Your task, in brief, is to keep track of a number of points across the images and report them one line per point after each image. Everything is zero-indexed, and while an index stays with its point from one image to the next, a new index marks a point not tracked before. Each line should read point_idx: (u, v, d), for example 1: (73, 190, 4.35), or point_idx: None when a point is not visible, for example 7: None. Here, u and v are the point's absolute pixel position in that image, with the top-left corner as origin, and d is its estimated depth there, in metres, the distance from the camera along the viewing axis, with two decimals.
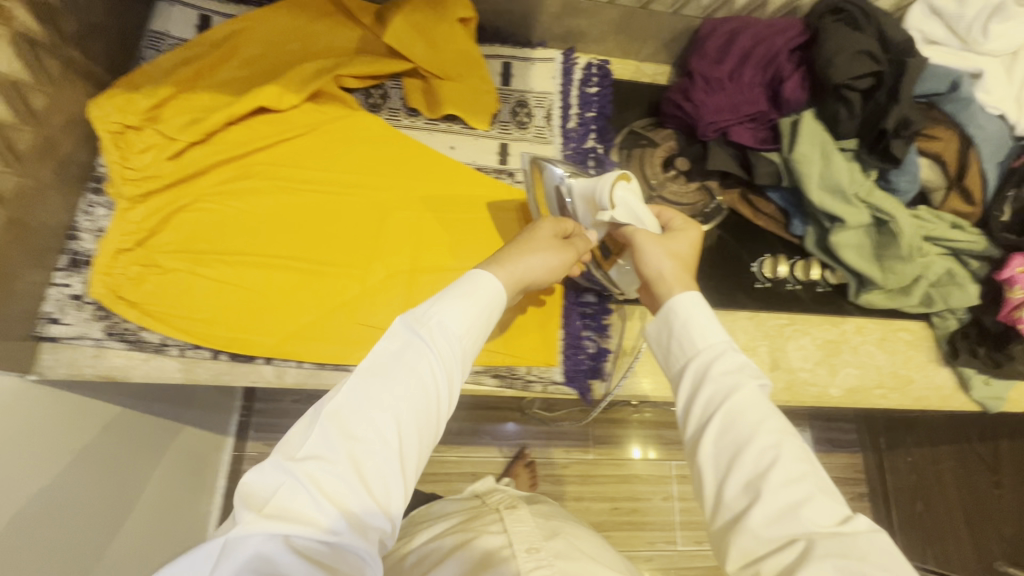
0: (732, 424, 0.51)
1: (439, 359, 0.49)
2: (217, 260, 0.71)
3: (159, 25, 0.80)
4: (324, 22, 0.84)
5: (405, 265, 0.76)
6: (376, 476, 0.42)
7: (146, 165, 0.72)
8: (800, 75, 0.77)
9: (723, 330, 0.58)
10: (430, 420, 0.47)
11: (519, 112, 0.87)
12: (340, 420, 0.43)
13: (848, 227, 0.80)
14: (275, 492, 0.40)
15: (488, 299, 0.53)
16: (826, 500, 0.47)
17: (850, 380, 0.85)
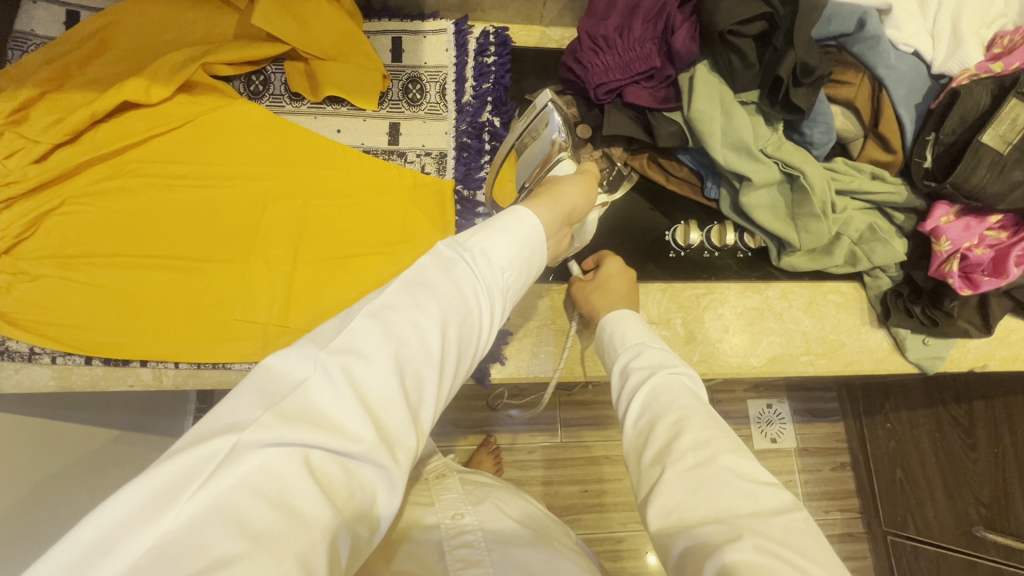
0: (650, 404, 0.50)
1: (488, 284, 0.43)
2: (89, 263, 0.70)
3: (24, 25, 0.78)
4: (198, 9, 0.81)
5: (289, 254, 0.73)
6: (414, 394, 0.37)
7: (10, 170, 0.70)
8: (692, 24, 0.71)
9: (646, 331, 0.59)
10: (466, 348, 0.42)
11: (411, 89, 0.83)
12: (384, 323, 0.38)
13: (757, 186, 0.75)
14: (300, 385, 0.34)
15: (534, 235, 0.48)
16: (743, 469, 0.43)
17: (773, 349, 0.80)
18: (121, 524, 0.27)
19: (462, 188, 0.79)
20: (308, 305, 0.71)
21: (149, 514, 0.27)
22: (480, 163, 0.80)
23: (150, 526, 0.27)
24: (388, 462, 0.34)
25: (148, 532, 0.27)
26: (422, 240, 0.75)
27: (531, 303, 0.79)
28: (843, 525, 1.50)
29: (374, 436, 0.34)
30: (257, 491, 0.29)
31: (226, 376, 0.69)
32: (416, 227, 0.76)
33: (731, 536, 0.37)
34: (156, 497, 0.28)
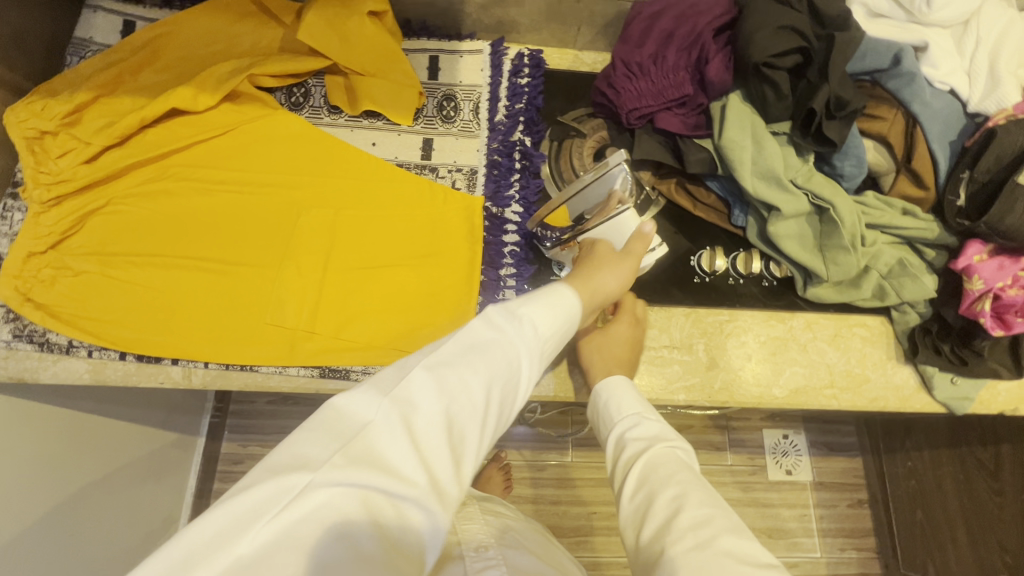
0: (646, 478, 0.54)
1: (534, 344, 0.46)
2: (129, 262, 0.72)
3: (83, 32, 0.82)
4: (245, 22, 0.84)
5: (321, 263, 0.75)
6: (458, 447, 0.40)
7: (61, 170, 0.73)
8: (727, 54, 0.72)
9: (640, 401, 0.64)
10: (508, 405, 0.45)
11: (445, 106, 0.86)
12: (440, 377, 0.41)
13: (785, 216, 0.75)
14: (365, 429, 0.37)
15: (574, 308, 0.51)
16: (742, 547, 0.46)
17: (796, 380, 0.79)
18: (201, 545, 0.31)
19: (491, 205, 0.80)
20: (338, 313, 0.73)
21: (229, 536, 0.31)
22: (510, 181, 0.82)
23: (229, 547, 0.31)
24: (434, 514, 0.37)
25: (219, 557, 0.30)
26: (450, 254, 0.76)
27: None
28: (859, 566, 1.47)
29: (422, 488, 0.36)
30: (314, 531, 0.32)
31: (251, 377, 0.70)
32: (445, 241, 0.77)
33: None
34: (235, 521, 0.32)
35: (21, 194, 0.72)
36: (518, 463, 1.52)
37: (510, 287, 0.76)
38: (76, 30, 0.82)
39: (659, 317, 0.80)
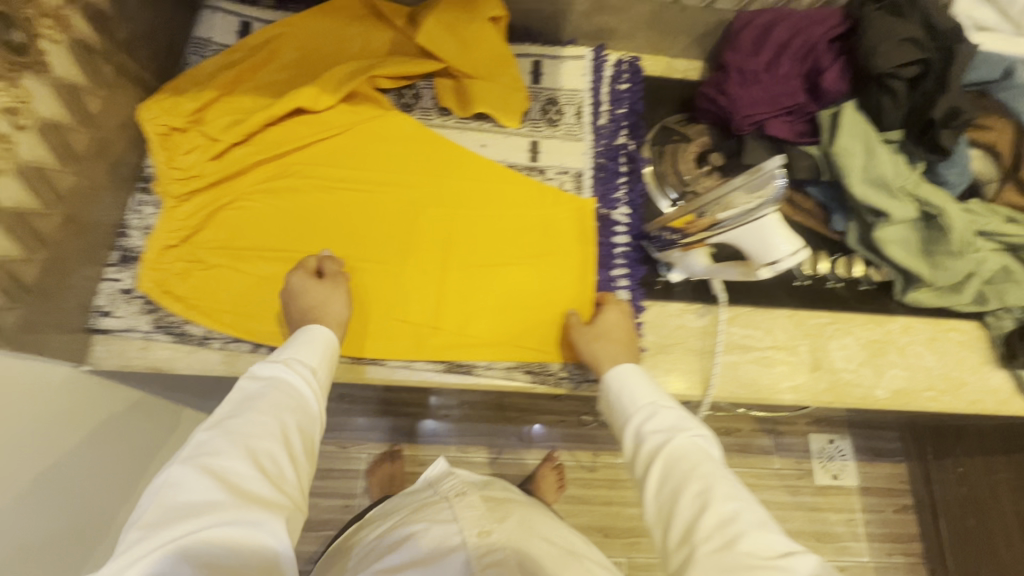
0: (668, 474, 0.55)
1: (303, 380, 0.59)
2: (258, 257, 0.74)
3: (203, 32, 0.84)
4: (357, 25, 0.86)
5: (441, 261, 0.76)
6: (275, 473, 0.51)
7: (190, 165, 0.75)
8: (842, 65, 0.75)
9: (651, 388, 0.64)
10: (309, 429, 0.56)
11: (549, 110, 0.87)
12: (221, 430, 0.51)
13: (893, 222, 0.77)
14: (162, 491, 0.47)
15: (326, 344, 0.64)
16: (766, 538, 0.49)
17: (897, 382, 0.81)
18: None
19: (600, 207, 0.82)
20: (461, 310, 0.74)
21: None
22: (617, 184, 0.84)
23: None
24: (274, 521, 0.47)
25: None
26: (566, 254, 0.78)
27: (664, 321, 0.80)
28: (905, 569, 1.52)
29: (249, 507, 0.47)
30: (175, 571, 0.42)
31: (379, 371, 0.72)
32: (560, 242, 0.79)
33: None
34: None
35: (156, 189, 0.74)
36: (571, 463, 1.54)
37: (623, 287, 0.79)
38: (195, 29, 0.84)
39: (763, 319, 0.82)
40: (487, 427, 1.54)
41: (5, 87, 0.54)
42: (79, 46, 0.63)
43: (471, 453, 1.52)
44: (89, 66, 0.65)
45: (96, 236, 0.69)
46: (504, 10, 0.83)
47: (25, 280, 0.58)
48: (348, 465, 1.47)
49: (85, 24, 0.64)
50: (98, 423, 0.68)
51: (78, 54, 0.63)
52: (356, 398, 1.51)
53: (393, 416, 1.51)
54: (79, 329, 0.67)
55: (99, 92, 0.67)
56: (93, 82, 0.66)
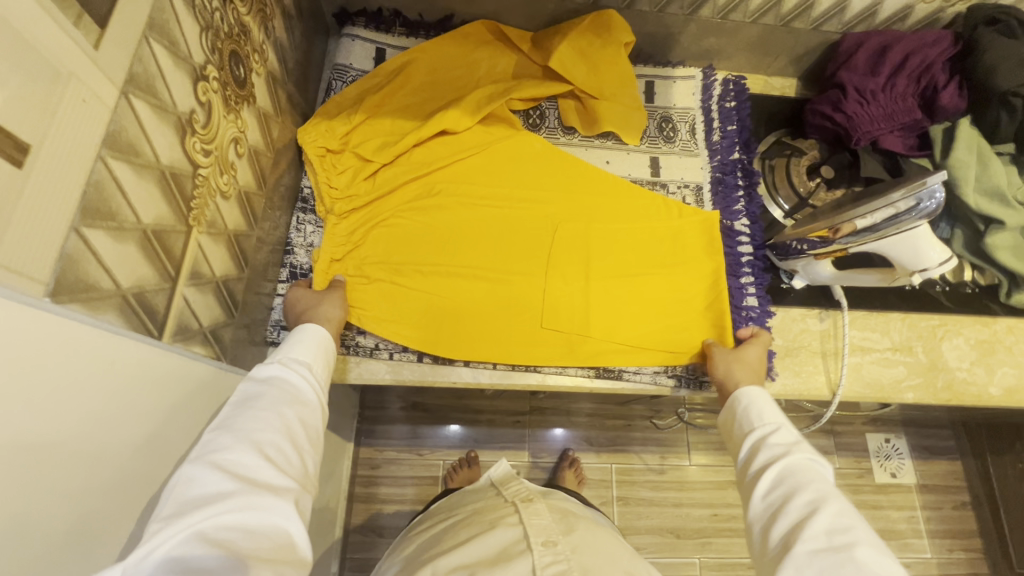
0: (781, 479, 0.57)
1: (301, 376, 0.57)
2: (413, 270, 0.78)
3: (343, 58, 0.88)
4: (483, 49, 0.90)
5: (582, 272, 0.81)
6: (282, 461, 0.49)
7: (346, 185, 0.80)
8: (956, 84, 0.80)
9: (779, 411, 0.65)
10: (310, 425, 0.54)
11: (665, 127, 0.92)
12: (227, 427, 0.49)
13: (1006, 229, 0.81)
14: (179, 485, 0.43)
15: (321, 341, 0.63)
16: (883, 562, 0.48)
17: (1009, 380, 0.85)
18: None
19: (722, 219, 0.87)
20: (607, 315, 0.79)
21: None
22: (736, 197, 0.88)
23: None
24: (284, 504, 0.46)
25: None
26: (698, 261, 0.83)
27: (788, 325, 0.84)
28: (968, 565, 1.57)
29: (260, 491, 0.45)
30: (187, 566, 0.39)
31: (533, 378, 0.77)
32: (692, 250, 0.83)
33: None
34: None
35: (319, 208, 0.80)
36: (641, 466, 1.57)
37: (751, 294, 0.84)
38: (335, 56, 0.88)
39: (878, 322, 0.86)
40: (558, 432, 1.57)
41: (233, 118, 0.58)
42: (270, 78, 0.68)
43: (544, 458, 1.54)
44: (274, 95, 0.70)
45: (270, 255, 0.73)
46: (631, 35, 0.88)
47: (236, 297, 0.62)
48: (426, 472, 1.48)
49: (273, 56, 0.68)
50: None
51: (269, 85, 0.68)
52: (431, 406, 1.54)
53: (468, 423, 1.54)
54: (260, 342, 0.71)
55: (277, 119, 0.72)
56: (275, 109, 0.71)
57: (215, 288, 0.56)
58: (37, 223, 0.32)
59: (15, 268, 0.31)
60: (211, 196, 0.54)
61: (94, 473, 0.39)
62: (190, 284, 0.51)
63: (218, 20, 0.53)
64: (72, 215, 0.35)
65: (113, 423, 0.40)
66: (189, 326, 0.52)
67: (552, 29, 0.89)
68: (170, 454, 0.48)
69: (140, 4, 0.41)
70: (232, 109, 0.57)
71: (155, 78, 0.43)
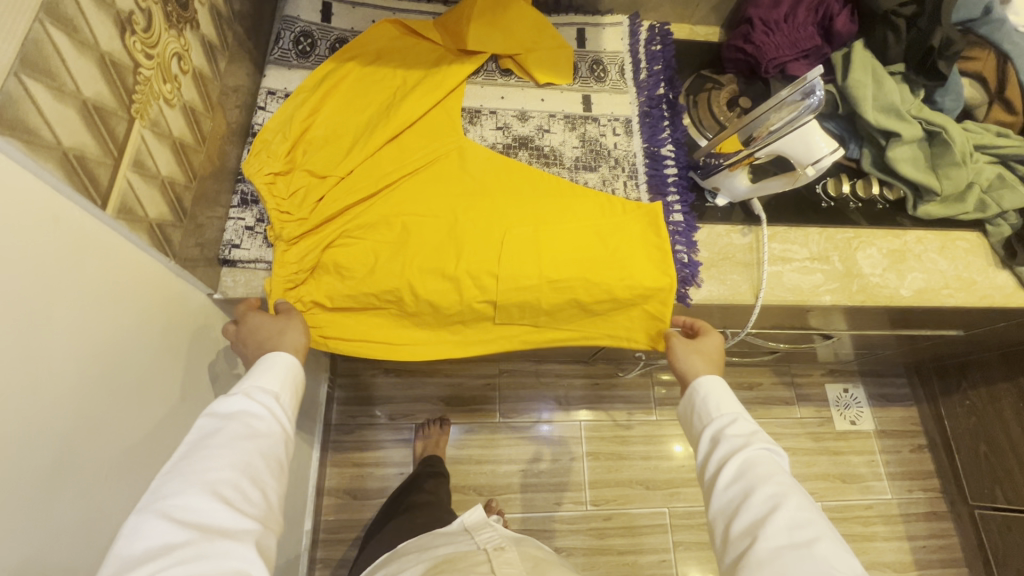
0: (742, 474, 0.61)
1: (266, 408, 0.59)
2: (370, 280, 0.78)
3: (291, 11, 0.94)
4: (403, 41, 0.96)
5: (535, 261, 0.82)
6: (239, 502, 0.52)
7: (296, 205, 0.80)
8: (849, 11, 0.89)
9: (735, 401, 0.69)
10: (274, 460, 0.57)
11: (596, 69, 1.00)
12: (180, 471, 0.52)
13: (903, 141, 0.90)
14: (131, 540, 0.47)
15: (292, 366, 0.65)
16: (837, 552, 0.54)
17: (918, 283, 0.92)
18: None
19: (649, 146, 0.94)
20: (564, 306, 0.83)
21: None
22: (662, 126, 0.95)
23: None
24: (243, 547, 0.49)
25: None
26: (634, 243, 0.85)
27: (713, 240, 0.91)
28: (926, 504, 1.62)
29: (212, 538, 0.48)
30: None
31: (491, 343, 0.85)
32: (634, 240, 0.85)
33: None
34: None
35: (271, 234, 0.78)
36: (609, 422, 1.61)
37: (678, 211, 0.89)
38: (284, 10, 0.94)
39: (798, 235, 0.93)
40: (528, 393, 1.61)
41: (175, 35, 0.63)
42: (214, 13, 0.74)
43: (515, 419, 1.58)
44: (217, 28, 0.75)
45: (218, 179, 0.77)
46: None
47: (184, 205, 0.67)
48: (398, 435, 1.51)
49: None
50: (211, 347, 0.76)
51: (213, 18, 0.74)
52: (402, 371, 1.58)
53: (438, 386, 1.58)
54: (212, 260, 0.76)
55: (216, 56, 0.78)
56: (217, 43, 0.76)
57: (162, 186, 0.62)
58: None
59: None
60: (154, 100, 0.59)
61: (24, 295, 0.43)
62: (134, 171, 0.56)
63: None
64: (10, 60, 0.40)
65: (40, 260, 0.45)
66: (133, 211, 0.56)
67: (456, 11, 0.94)
68: (99, 320, 0.52)
69: None
70: (175, 27, 0.63)
71: None
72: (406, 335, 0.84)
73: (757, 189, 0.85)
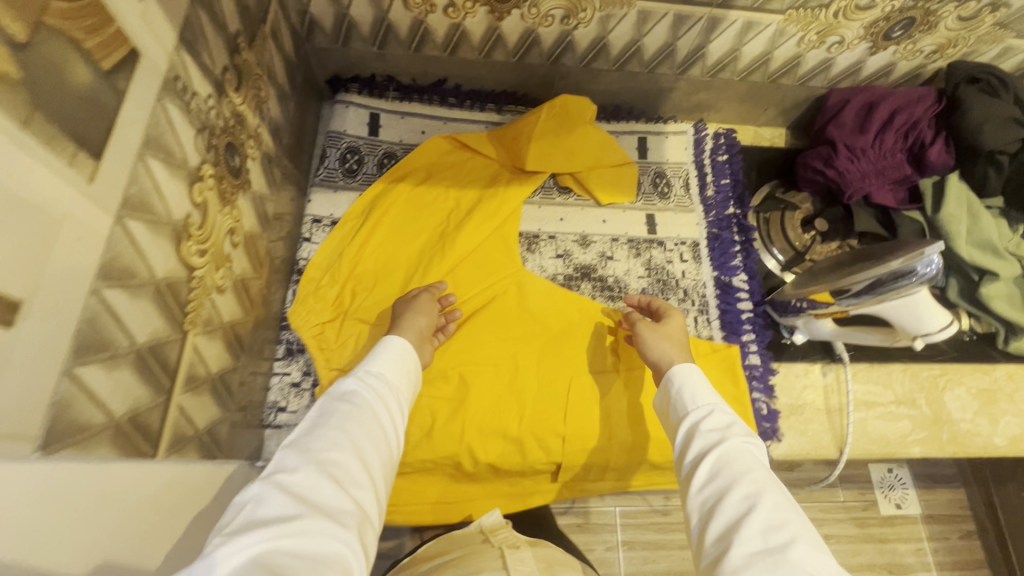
0: (717, 471, 0.50)
1: (378, 393, 0.54)
2: (428, 444, 0.72)
3: (337, 125, 0.87)
4: (455, 154, 0.89)
5: (601, 418, 0.76)
6: (347, 485, 0.44)
7: (347, 359, 0.73)
8: (944, 140, 0.81)
9: (715, 393, 0.59)
10: (385, 450, 0.50)
11: (659, 183, 0.93)
12: (298, 445, 0.46)
13: (998, 278, 0.82)
14: (243, 507, 0.40)
15: (407, 355, 0.61)
16: (819, 558, 0.43)
17: (1012, 429, 0.85)
18: None
19: (720, 275, 0.87)
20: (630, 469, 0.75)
21: None
22: (733, 251, 0.89)
23: None
24: (345, 533, 0.41)
25: None
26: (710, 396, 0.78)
27: (791, 382, 0.84)
28: None
29: (318, 515, 0.40)
30: None
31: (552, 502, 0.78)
32: None
33: None
34: None
35: (319, 394, 0.72)
36: None
37: (754, 352, 0.83)
38: (329, 123, 0.88)
39: (881, 374, 0.86)
40: None
41: (229, 210, 0.57)
42: (265, 159, 0.67)
43: None
44: (269, 174, 0.69)
45: (265, 331, 0.71)
46: (593, 105, 0.88)
47: (232, 388, 0.61)
48: None
49: (268, 136, 0.68)
50: None
51: (264, 166, 0.67)
52: None
53: None
54: (258, 426, 0.69)
55: (272, 198, 0.71)
56: (270, 188, 0.70)
57: (213, 386, 0.55)
58: (26, 384, 0.31)
59: (11, 431, 0.30)
60: (208, 294, 0.53)
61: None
62: (185, 390, 0.50)
63: (213, 118, 0.53)
64: (65, 360, 0.34)
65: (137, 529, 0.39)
66: (183, 434, 0.50)
67: (515, 124, 0.88)
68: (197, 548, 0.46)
69: (137, 123, 0.40)
70: (228, 201, 0.57)
71: (151, 196, 0.42)
72: (458, 498, 0.76)
73: (847, 336, 0.78)
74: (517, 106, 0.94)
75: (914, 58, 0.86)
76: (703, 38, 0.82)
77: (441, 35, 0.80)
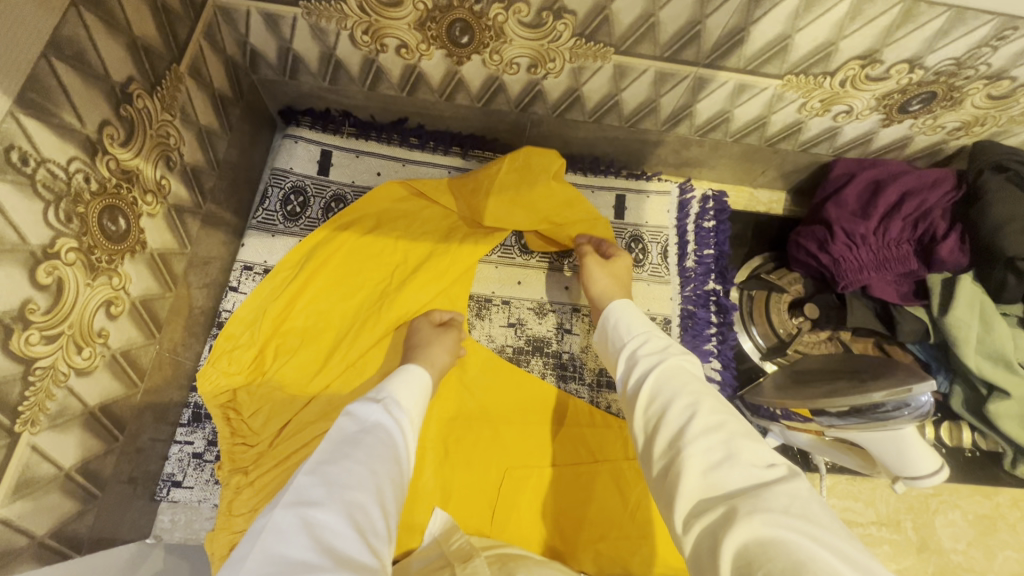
0: (658, 389, 0.45)
1: (404, 428, 0.47)
2: None
3: (283, 162, 0.80)
4: (411, 203, 0.81)
5: (536, 520, 0.67)
6: (371, 532, 0.37)
7: (256, 431, 0.67)
8: (959, 234, 0.70)
9: (650, 321, 0.55)
10: (401, 491, 0.43)
11: (633, 248, 0.84)
12: (322, 475, 0.39)
13: (1010, 397, 0.70)
14: (257, 545, 0.33)
15: (425, 387, 0.55)
16: (761, 453, 0.39)
17: (1011, 566, 0.75)
18: None
19: None
20: None
21: None
22: (707, 334, 0.79)
23: None
24: None
25: None
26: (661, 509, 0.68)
27: None
28: None
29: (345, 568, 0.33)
30: None
31: None
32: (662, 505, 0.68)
33: (738, 511, 0.34)
34: None
35: (218, 473, 0.65)
36: None
37: None
38: (276, 159, 0.81)
39: (863, 488, 0.76)
40: None
41: (107, 279, 0.51)
42: (173, 211, 0.61)
43: None
44: (179, 227, 0.63)
45: (169, 396, 0.65)
46: (560, 158, 0.78)
47: (103, 472, 0.55)
48: None
49: (179, 185, 0.61)
50: None
51: (171, 218, 0.61)
52: None
53: None
54: (149, 500, 0.64)
55: (184, 251, 0.64)
56: (180, 241, 0.63)
57: (62, 481, 0.49)
58: None
59: None
60: (59, 383, 0.46)
61: None
62: (12, 497, 0.44)
63: (79, 183, 0.46)
64: None
65: None
66: (7, 549, 0.44)
67: (476, 173, 0.79)
68: None
69: None
70: (104, 271, 0.50)
71: None
72: None
73: (828, 455, 0.68)
74: (484, 151, 0.87)
75: (934, 132, 0.75)
76: (689, 97, 0.72)
77: (395, 75, 0.72)
